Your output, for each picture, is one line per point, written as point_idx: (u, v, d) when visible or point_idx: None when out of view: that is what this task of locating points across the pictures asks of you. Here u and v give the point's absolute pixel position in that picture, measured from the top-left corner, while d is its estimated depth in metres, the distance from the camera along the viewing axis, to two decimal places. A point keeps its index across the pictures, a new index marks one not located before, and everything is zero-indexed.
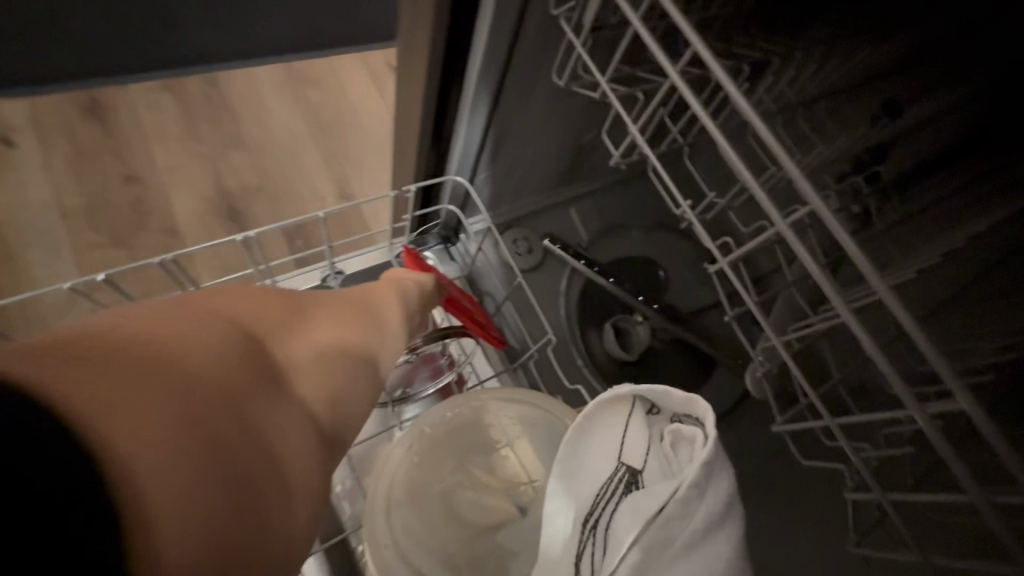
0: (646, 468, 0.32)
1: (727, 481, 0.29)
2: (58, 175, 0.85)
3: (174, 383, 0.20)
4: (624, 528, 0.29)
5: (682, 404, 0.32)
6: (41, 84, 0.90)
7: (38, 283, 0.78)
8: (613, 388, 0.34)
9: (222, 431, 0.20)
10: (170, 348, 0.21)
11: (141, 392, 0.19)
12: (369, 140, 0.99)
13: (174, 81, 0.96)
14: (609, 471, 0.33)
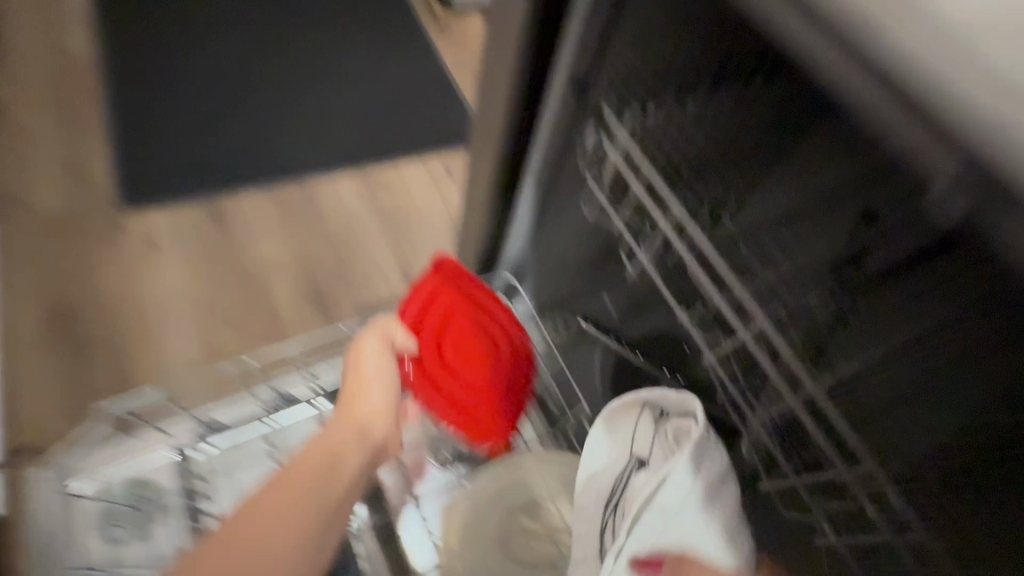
0: (652, 453, 0.45)
1: (718, 461, 0.41)
2: (188, 269, 1.06)
3: None
4: (636, 497, 0.43)
5: (679, 404, 0.45)
6: (180, 198, 1.14)
7: (169, 356, 0.96)
8: (623, 397, 0.47)
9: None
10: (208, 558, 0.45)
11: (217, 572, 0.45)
12: (430, 234, 1.18)
13: (278, 191, 1.19)
14: (626, 461, 0.47)
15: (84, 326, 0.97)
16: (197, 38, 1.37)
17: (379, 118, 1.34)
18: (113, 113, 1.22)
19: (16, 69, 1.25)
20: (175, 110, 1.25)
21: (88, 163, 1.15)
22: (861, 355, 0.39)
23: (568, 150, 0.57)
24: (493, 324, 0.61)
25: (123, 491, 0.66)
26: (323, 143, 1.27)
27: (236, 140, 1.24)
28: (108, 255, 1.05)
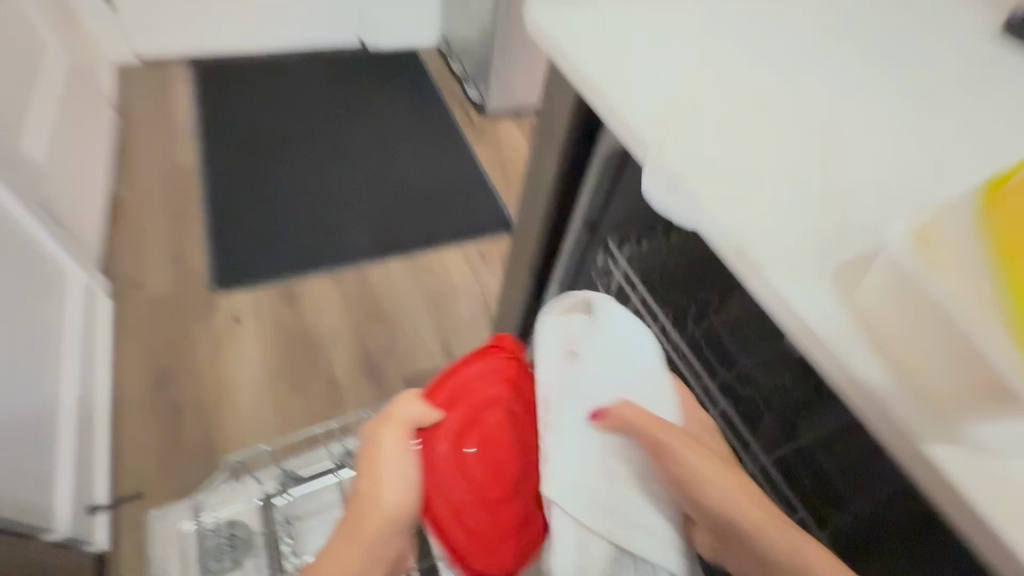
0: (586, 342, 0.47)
1: (639, 339, 0.47)
2: (265, 343, 1.25)
3: None
4: (579, 380, 0.45)
5: (600, 299, 0.49)
6: (260, 282, 1.36)
7: (246, 417, 1.13)
8: (553, 303, 0.51)
9: None
10: None
11: None
12: (467, 313, 1.36)
13: (340, 275, 1.40)
14: (559, 355, 0.48)
15: (180, 391, 1.16)
16: (282, 153, 1.69)
17: (426, 213, 1.58)
18: (212, 211, 1.49)
19: (139, 177, 1.55)
20: (260, 209, 1.52)
21: (190, 253, 1.39)
22: (807, 436, 0.52)
23: (584, 266, 0.74)
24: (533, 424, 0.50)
25: (223, 529, 0.81)
26: (379, 235, 1.50)
27: (308, 234, 1.49)
28: (201, 330, 1.25)
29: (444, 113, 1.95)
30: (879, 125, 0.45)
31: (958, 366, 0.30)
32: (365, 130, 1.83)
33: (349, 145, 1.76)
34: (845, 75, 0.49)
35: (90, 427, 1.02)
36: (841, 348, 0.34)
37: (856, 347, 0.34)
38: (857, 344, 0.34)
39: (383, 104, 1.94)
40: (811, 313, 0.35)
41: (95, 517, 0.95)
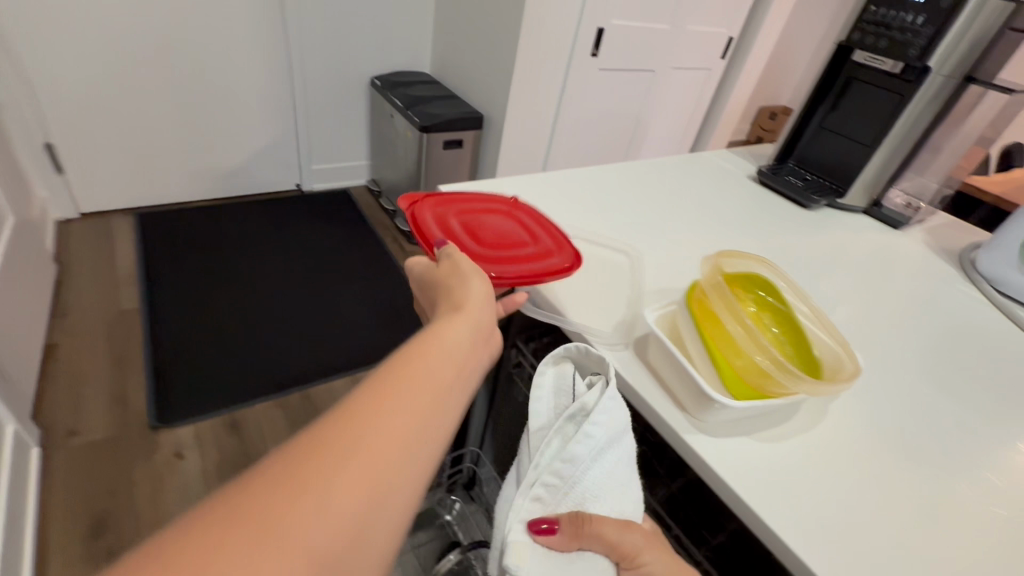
0: (593, 396, 0.47)
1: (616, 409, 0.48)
2: (210, 473, 1.27)
3: (403, 402, 0.37)
4: (591, 445, 0.46)
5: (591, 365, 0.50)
6: (204, 412, 1.40)
7: None
8: (563, 350, 0.51)
9: (376, 416, 0.35)
10: (370, 415, 0.35)
11: (394, 412, 0.36)
12: None
13: (283, 399, 1.48)
14: (569, 416, 0.48)
15: (118, 535, 1.13)
16: (226, 290, 1.82)
17: (365, 335, 1.74)
18: (152, 350, 1.55)
19: (77, 325, 1.60)
20: (205, 344, 1.60)
21: (131, 393, 1.42)
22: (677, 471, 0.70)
23: (497, 374, 0.94)
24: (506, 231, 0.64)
25: None
26: (322, 357, 1.63)
27: (251, 363, 1.57)
28: (143, 469, 1.26)
29: (377, 243, 2.19)
30: (669, 252, 0.71)
31: (681, 379, 0.47)
32: (304, 263, 2.01)
33: (290, 278, 1.92)
34: (643, 225, 0.77)
35: None
36: (635, 378, 0.50)
37: (644, 379, 0.50)
38: (647, 380, 0.50)
39: (320, 240, 2.15)
40: (618, 363, 0.52)
41: None
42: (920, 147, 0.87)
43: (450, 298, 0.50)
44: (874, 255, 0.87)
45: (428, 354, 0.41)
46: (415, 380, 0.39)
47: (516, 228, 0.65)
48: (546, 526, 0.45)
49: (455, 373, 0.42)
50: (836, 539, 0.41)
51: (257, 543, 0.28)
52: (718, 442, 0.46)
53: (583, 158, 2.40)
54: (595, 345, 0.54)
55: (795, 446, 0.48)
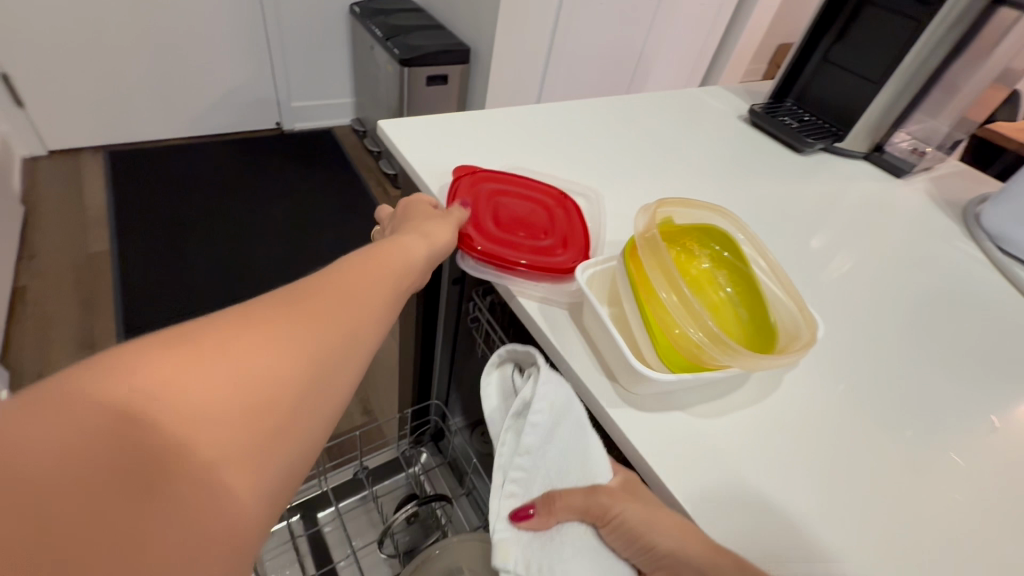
0: (530, 387, 0.43)
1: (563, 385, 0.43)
2: None
3: (375, 282, 0.38)
4: (544, 430, 0.42)
5: (524, 356, 0.46)
6: None
7: None
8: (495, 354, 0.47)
9: (351, 287, 0.36)
10: (349, 284, 0.36)
11: (367, 288, 0.37)
12: (384, 367, 1.45)
13: None
14: (514, 410, 0.44)
15: None
16: (200, 233, 1.76)
17: None
18: (122, 294, 1.52)
19: (46, 267, 1.56)
20: (177, 289, 1.56)
21: (101, 337, 1.40)
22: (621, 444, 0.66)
23: (457, 329, 0.89)
24: (537, 213, 0.55)
25: None
26: None
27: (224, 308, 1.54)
28: None
29: (360, 186, 2.10)
30: (632, 199, 0.63)
31: (610, 350, 0.42)
32: (282, 206, 1.93)
33: (267, 221, 1.85)
34: (611, 169, 0.69)
35: None
36: (562, 342, 0.45)
37: (573, 345, 0.45)
38: (578, 345, 0.45)
39: (300, 182, 2.06)
40: (546, 325, 0.46)
41: None
42: (933, 85, 0.76)
43: (420, 213, 0.49)
44: (869, 208, 0.78)
45: (397, 252, 0.42)
46: (385, 269, 0.40)
47: (537, 208, 0.55)
48: (521, 513, 0.42)
49: (415, 277, 0.43)
50: (758, 534, 0.38)
51: (255, 372, 0.28)
52: (649, 417, 0.42)
53: (580, 96, 2.24)
54: (523, 302, 0.48)
55: (735, 422, 0.44)
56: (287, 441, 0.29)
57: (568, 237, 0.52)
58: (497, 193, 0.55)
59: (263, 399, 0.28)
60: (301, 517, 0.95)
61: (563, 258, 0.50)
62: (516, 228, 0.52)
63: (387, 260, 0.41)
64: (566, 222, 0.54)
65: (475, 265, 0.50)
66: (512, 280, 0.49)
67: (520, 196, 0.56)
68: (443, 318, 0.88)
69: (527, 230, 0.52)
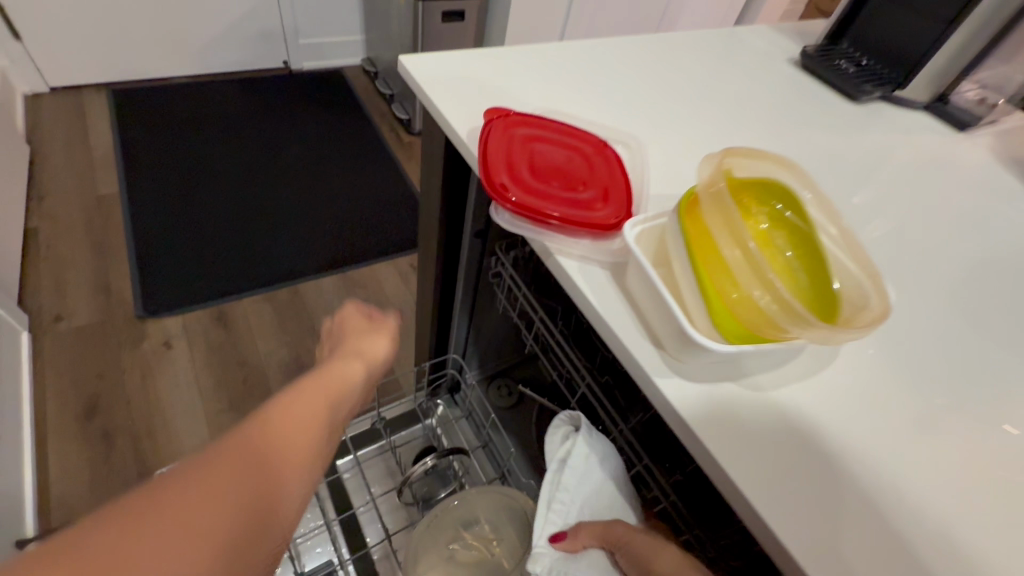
0: (578, 443, 0.52)
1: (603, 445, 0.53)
2: (197, 363, 1.28)
3: (327, 393, 0.44)
4: (583, 477, 0.51)
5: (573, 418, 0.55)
6: (191, 304, 1.38)
7: (182, 439, 1.15)
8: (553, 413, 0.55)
9: (307, 395, 0.42)
10: (304, 394, 0.42)
11: (319, 395, 0.43)
12: (399, 319, 1.44)
13: (270, 294, 1.45)
14: (560, 460, 0.52)
15: (110, 418, 1.16)
16: (208, 178, 1.71)
17: (356, 229, 1.64)
18: (135, 238, 1.50)
19: (56, 209, 1.53)
20: (188, 234, 1.54)
21: (115, 281, 1.40)
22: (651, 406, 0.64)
23: (479, 285, 0.86)
24: (575, 162, 0.50)
25: None
26: (311, 251, 1.56)
27: (237, 255, 1.52)
28: (131, 356, 1.27)
29: (372, 131, 2.01)
30: (674, 148, 0.58)
31: (664, 318, 0.38)
32: (291, 151, 1.86)
33: (277, 166, 1.80)
34: (652, 114, 0.63)
35: (16, 466, 1.00)
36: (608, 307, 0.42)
37: (620, 310, 0.42)
38: (623, 312, 0.42)
39: (309, 126, 1.98)
40: (588, 287, 0.43)
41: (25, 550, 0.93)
42: (1022, 19, 0.67)
43: (355, 338, 0.57)
44: (927, 164, 0.72)
45: (337, 368, 0.49)
46: (329, 383, 0.46)
47: (574, 155, 0.50)
48: (557, 535, 0.50)
49: (357, 384, 0.50)
50: (804, 503, 0.36)
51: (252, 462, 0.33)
52: (701, 391, 0.40)
53: (606, 34, 2.08)
54: (560, 261, 0.44)
55: (786, 393, 0.41)
56: (275, 528, 0.33)
57: (607, 192, 0.48)
58: (532, 138, 0.50)
59: (237, 505, 0.31)
60: None
61: (605, 212, 0.46)
62: (551, 176, 0.48)
63: (330, 376, 0.48)
64: (605, 175, 0.49)
65: (510, 219, 0.46)
66: (551, 236, 0.45)
67: (555, 142, 0.51)
68: (466, 274, 0.84)
69: (563, 180, 0.48)
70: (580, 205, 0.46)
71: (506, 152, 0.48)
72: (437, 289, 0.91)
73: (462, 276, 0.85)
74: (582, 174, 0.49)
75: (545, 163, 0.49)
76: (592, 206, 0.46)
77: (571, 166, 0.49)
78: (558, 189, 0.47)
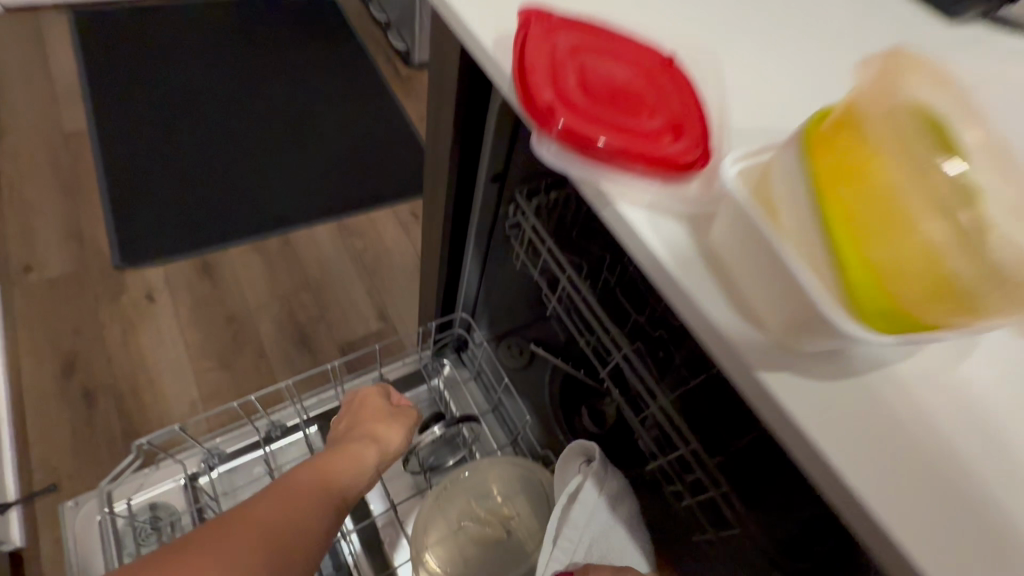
0: (586, 478, 0.52)
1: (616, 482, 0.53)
2: (182, 317, 1.19)
3: (331, 491, 0.55)
4: (590, 514, 0.52)
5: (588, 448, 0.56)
6: (173, 253, 1.28)
7: (171, 398, 1.08)
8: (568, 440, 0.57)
9: (317, 493, 0.53)
10: (315, 492, 0.53)
11: (324, 493, 0.54)
12: (399, 272, 1.33)
13: (259, 243, 1.33)
14: (568, 496, 0.53)
15: (90, 376, 1.08)
16: (186, 113, 1.55)
17: (350, 172, 1.51)
18: (107, 179, 1.37)
19: (18, 146, 1.39)
20: (165, 176, 1.40)
21: (88, 227, 1.28)
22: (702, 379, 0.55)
23: (495, 236, 0.75)
24: (637, 84, 0.38)
25: (143, 514, 0.78)
26: (301, 196, 1.43)
27: (220, 199, 1.39)
28: (111, 309, 1.17)
29: (365, 62, 1.82)
30: (759, 59, 0.45)
31: (778, 293, 0.29)
32: (277, 84, 1.68)
33: (261, 100, 1.63)
34: (728, 13, 0.48)
35: None
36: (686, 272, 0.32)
37: (701, 277, 0.32)
38: (707, 283, 0.32)
39: (295, 56, 1.78)
40: (660, 245, 0.33)
41: (6, 514, 0.88)
42: None
43: (371, 426, 0.67)
44: None
45: (352, 460, 0.60)
46: (338, 480, 0.57)
47: (637, 75, 0.38)
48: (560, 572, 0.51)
49: (360, 478, 0.60)
50: (937, 511, 0.28)
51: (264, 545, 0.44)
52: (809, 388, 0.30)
53: None
54: (624, 212, 0.33)
55: (918, 384, 0.31)
56: None
57: (677, 126, 0.36)
58: (583, 48, 0.38)
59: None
60: (319, 428, 0.90)
61: (681, 147, 0.35)
62: (606, 98, 0.36)
63: (338, 470, 0.58)
64: (676, 103, 0.37)
65: (562, 158, 0.35)
66: (614, 179, 0.34)
67: (613, 54, 0.39)
68: (480, 226, 0.73)
69: (621, 105, 0.36)
70: (643, 138, 0.35)
71: (549, 66, 0.37)
72: (447, 243, 0.80)
73: (476, 228, 0.74)
74: (647, 99, 0.37)
75: (598, 80, 0.37)
76: (659, 141, 0.35)
77: (632, 88, 0.38)
78: (615, 115, 0.36)
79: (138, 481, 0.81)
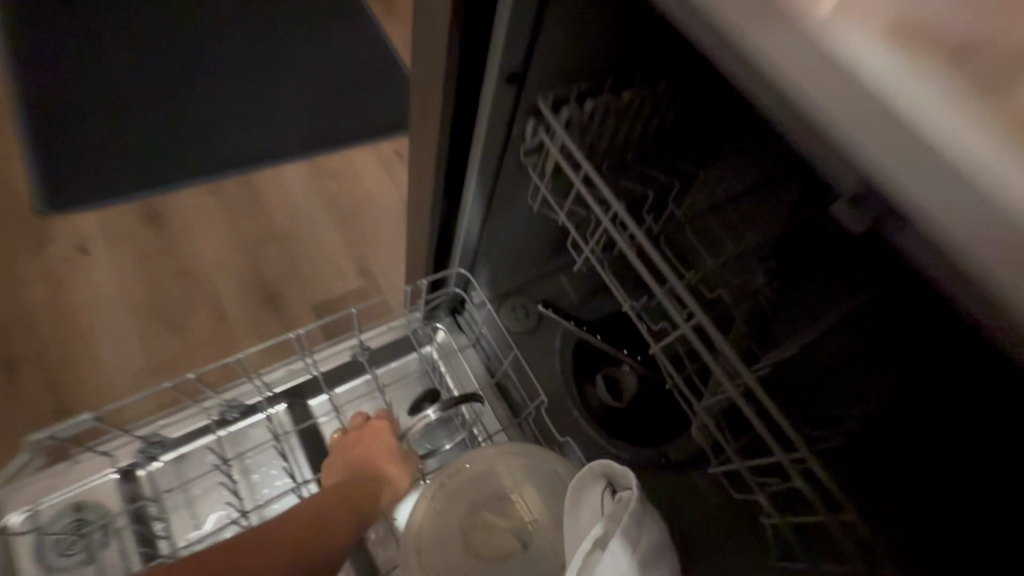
0: (620, 522, 0.41)
1: (654, 530, 0.42)
2: (123, 273, 1.01)
3: (332, 535, 0.55)
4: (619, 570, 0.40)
5: (621, 477, 0.46)
6: (109, 196, 1.07)
7: (111, 367, 0.92)
8: (592, 464, 0.48)
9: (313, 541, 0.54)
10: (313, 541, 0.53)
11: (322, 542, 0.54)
12: (382, 220, 1.14)
13: (215, 185, 1.13)
14: (589, 543, 0.42)
15: (15, 343, 0.92)
16: (121, 26, 1.29)
17: (322, 101, 1.28)
18: (25, 107, 1.14)
19: None
20: (95, 101, 1.17)
21: (4, 165, 1.08)
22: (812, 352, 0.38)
23: (509, 164, 0.56)
24: None
25: (63, 518, 0.63)
26: (263, 129, 1.21)
27: (164, 130, 1.16)
28: (37, 264, 1.00)
29: None
30: None
31: None
32: None
33: (212, 13, 1.36)
34: None
35: None
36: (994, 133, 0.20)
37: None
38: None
39: None
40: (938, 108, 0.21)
41: None
42: None
43: (376, 463, 0.64)
44: None
45: (351, 504, 0.58)
46: (336, 522, 0.56)
47: None
48: None
49: (363, 520, 0.59)
50: None
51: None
52: None
53: None
54: (856, 57, 0.22)
55: None
56: None
57: None
58: None
59: None
60: (287, 407, 0.74)
61: None
62: None
63: (335, 515, 0.57)
64: None
65: None
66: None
67: None
68: (487, 151, 0.54)
69: None
70: None
71: None
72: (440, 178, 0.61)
73: (481, 155, 0.55)
74: None
75: None
76: None
77: None
78: None
79: (55, 477, 0.65)
